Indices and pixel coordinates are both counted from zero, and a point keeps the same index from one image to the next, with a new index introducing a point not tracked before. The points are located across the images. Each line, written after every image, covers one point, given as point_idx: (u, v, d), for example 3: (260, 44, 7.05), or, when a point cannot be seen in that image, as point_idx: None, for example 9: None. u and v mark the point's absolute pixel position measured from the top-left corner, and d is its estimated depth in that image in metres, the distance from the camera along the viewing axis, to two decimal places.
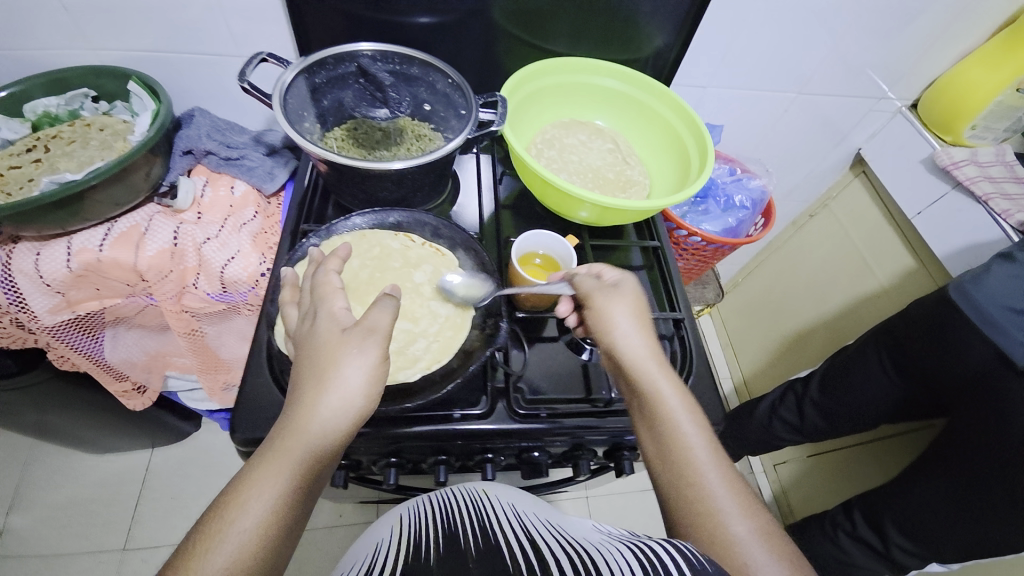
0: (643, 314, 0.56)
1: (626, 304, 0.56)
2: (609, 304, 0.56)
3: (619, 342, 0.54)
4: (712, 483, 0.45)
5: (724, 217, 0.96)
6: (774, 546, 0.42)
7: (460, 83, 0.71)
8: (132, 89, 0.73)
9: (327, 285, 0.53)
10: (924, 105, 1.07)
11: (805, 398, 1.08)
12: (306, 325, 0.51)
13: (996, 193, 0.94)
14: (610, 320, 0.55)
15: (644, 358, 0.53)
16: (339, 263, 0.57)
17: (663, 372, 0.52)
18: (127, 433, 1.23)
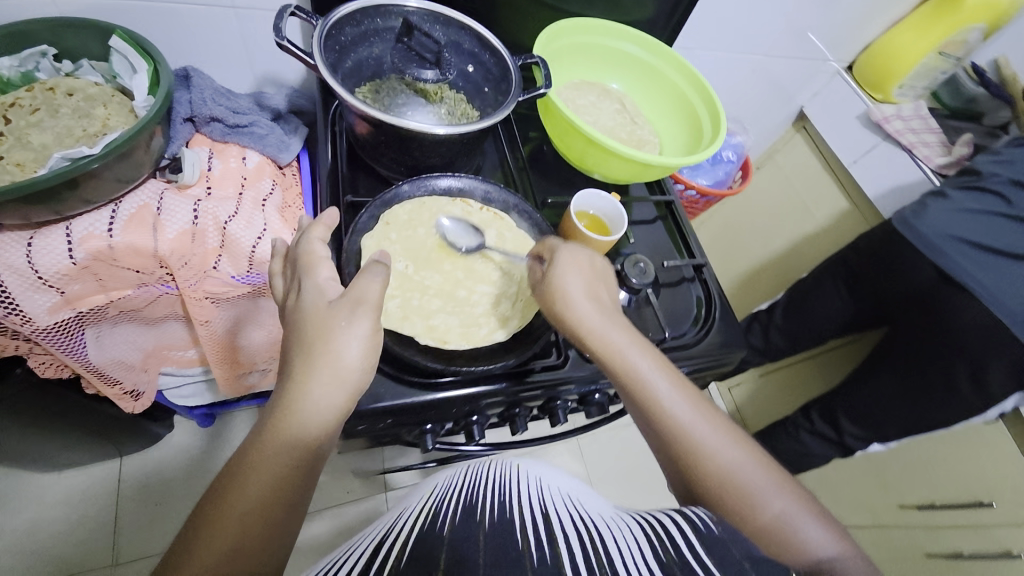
0: (589, 273, 0.56)
1: (577, 272, 0.55)
2: (561, 274, 0.54)
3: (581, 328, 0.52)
4: (726, 460, 0.48)
5: (715, 171, 1.06)
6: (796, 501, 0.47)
7: (492, 41, 0.70)
8: (115, 46, 0.62)
9: (312, 256, 0.53)
10: (860, 66, 1.25)
11: (771, 325, 1.28)
12: (292, 299, 0.50)
13: (918, 142, 1.17)
14: (561, 292, 0.54)
15: (612, 344, 0.52)
16: (325, 231, 0.56)
17: (631, 352, 0.52)
18: (96, 444, 1.10)
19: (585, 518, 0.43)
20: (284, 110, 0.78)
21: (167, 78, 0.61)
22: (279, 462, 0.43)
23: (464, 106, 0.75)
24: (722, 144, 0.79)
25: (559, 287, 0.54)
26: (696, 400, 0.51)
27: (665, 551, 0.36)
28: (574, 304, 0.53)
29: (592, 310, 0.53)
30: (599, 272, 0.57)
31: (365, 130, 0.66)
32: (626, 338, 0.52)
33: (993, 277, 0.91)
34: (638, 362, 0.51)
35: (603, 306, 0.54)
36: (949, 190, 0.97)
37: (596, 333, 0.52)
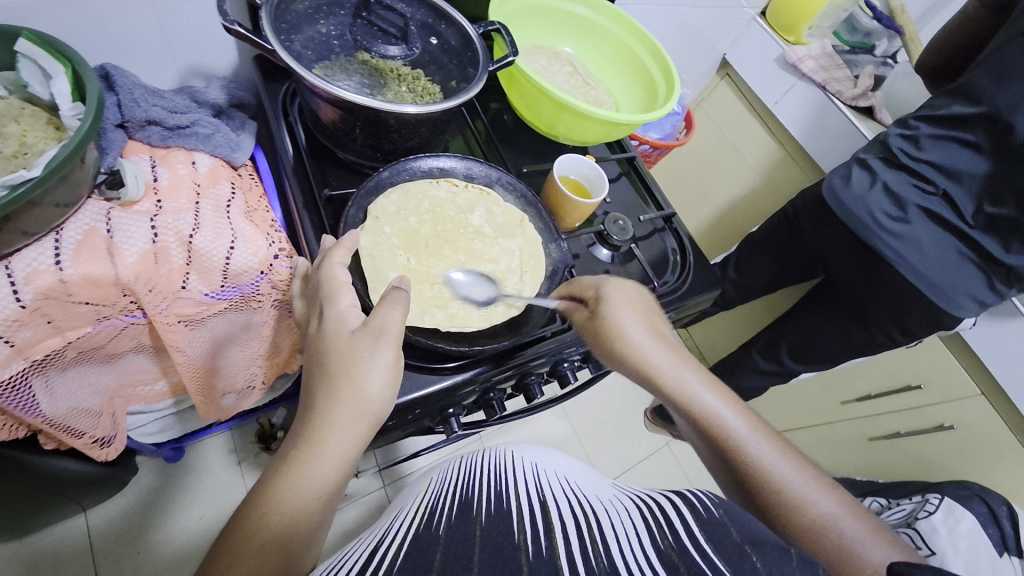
0: (642, 310, 0.58)
1: (630, 308, 0.57)
2: (618, 314, 0.56)
3: (639, 351, 0.55)
4: (786, 473, 0.49)
5: (662, 124, 1.11)
6: (860, 516, 0.47)
7: (446, 9, 0.68)
8: (20, 50, 0.53)
9: (333, 281, 0.50)
10: (774, 12, 1.34)
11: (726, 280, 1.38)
12: (314, 326, 0.49)
13: (828, 79, 1.27)
14: (619, 329, 0.55)
15: (670, 367, 0.54)
16: (347, 252, 0.53)
17: (692, 377, 0.54)
18: (53, 505, 0.98)
19: (585, 502, 0.47)
20: (225, 105, 0.71)
21: (95, 86, 0.54)
22: (298, 500, 0.40)
23: (424, 82, 0.71)
24: (677, 99, 0.83)
25: (617, 323, 0.56)
26: (759, 427, 0.53)
27: (664, 541, 0.39)
28: (629, 331, 0.55)
29: (659, 349, 0.55)
30: (647, 304, 0.60)
31: (332, 116, 0.62)
32: (694, 376, 0.55)
33: (909, 247, 1.01)
34: (709, 403, 0.53)
35: (669, 347, 0.56)
36: (879, 171, 1.05)
37: (665, 372, 0.54)
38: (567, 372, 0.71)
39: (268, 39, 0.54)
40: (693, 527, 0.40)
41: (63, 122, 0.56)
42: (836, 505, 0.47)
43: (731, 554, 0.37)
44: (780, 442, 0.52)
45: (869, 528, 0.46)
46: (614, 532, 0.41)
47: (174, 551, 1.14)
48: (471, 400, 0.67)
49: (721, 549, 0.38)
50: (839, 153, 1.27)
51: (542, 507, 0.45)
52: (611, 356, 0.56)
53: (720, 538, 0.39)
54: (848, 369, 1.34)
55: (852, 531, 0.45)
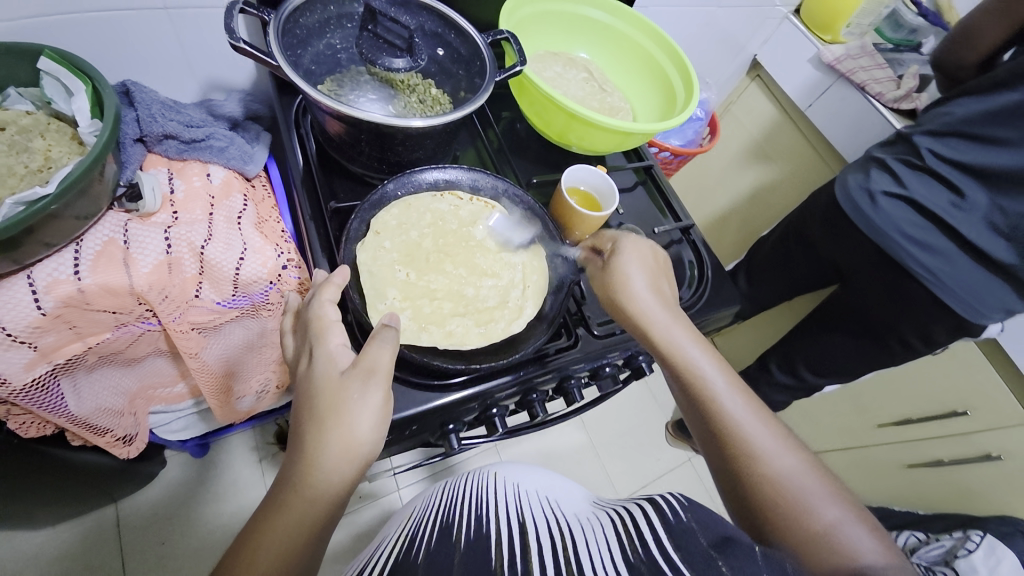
0: (652, 269, 0.62)
1: (637, 265, 0.61)
2: (625, 261, 0.61)
3: (633, 296, 0.59)
4: (749, 426, 0.52)
5: (684, 131, 1.08)
6: (819, 474, 0.50)
7: (457, 20, 0.68)
8: (44, 68, 0.56)
9: (322, 319, 0.51)
10: (808, 9, 1.26)
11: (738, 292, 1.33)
12: (304, 365, 0.50)
13: (869, 80, 1.18)
14: (625, 284, 0.60)
15: (657, 312, 0.59)
16: (336, 288, 0.53)
17: (678, 326, 0.58)
18: (85, 494, 1.04)
19: (566, 521, 0.48)
20: (241, 117, 0.73)
21: (112, 102, 0.56)
22: (282, 535, 0.42)
23: (434, 91, 0.72)
24: (696, 106, 0.80)
25: (621, 276, 0.60)
26: (737, 385, 0.56)
27: (635, 554, 0.40)
28: (630, 274, 0.60)
29: (657, 305, 0.59)
30: (660, 265, 0.64)
31: (338, 129, 0.63)
32: (685, 333, 0.58)
33: (939, 261, 0.95)
34: (696, 359, 0.57)
35: (666, 303, 0.60)
36: (905, 177, 0.98)
37: (659, 325, 0.58)
38: (574, 389, 0.69)
39: (274, 55, 0.55)
40: (661, 536, 0.41)
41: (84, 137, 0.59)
42: (798, 464, 0.50)
43: (697, 561, 0.37)
44: (753, 402, 0.55)
45: (824, 485, 0.49)
46: (588, 546, 0.42)
47: (196, 543, 1.19)
48: (472, 416, 0.66)
49: (687, 554, 0.39)
50: None
51: (518, 529, 0.45)
52: (613, 306, 0.60)
53: (688, 546, 0.40)
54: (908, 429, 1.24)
55: (805, 484, 0.49)
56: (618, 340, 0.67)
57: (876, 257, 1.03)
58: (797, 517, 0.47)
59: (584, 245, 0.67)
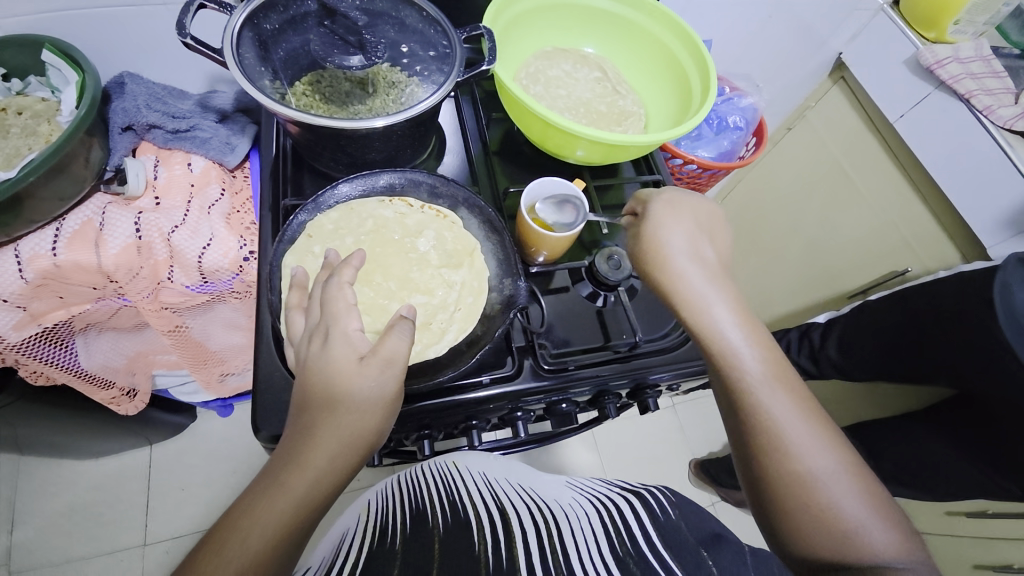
0: (692, 231, 0.57)
1: (677, 231, 0.56)
2: (658, 229, 0.56)
3: (667, 264, 0.54)
4: (785, 418, 0.47)
5: (718, 141, 0.94)
6: (855, 480, 0.46)
7: (438, 18, 0.62)
8: (47, 60, 0.62)
9: (339, 302, 0.50)
10: (909, 1, 1.04)
11: (821, 354, 1.11)
12: (318, 345, 0.48)
13: (979, 89, 0.95)
14: (660, 251, 0.55)
15: (693, 283, 0.53)
16: (353, 271, 0.53)
17: (716, 300, 0.53)
18: (119, 435, 1.19)
19: (543, 511, 0.51)
20: (230, 110, 0.74)
21: (93, 86, 0.61)
22: (267, 518, 0.41)
23: (415, 87, 0.68)
24: (711, 109, 0.69)
25: (656, 246, 0.55)
26: (778, 371, 0.50)
27: (625, 548, 0.45)
28: (665, 244, 0.55)
29: (697, 274, 0.54)
30: (703, 227, 0.58)
31: (295, 133, 0.62)
32: (726, 309, 0.53)
33: None
34: (733, 339, 0.51)
35: (709, 271, 0.55)
36: None
37: (695, 298, 0.53)
38: (518, 423, 0.65)
39: (225, 55, 0.54)
40: (648, 530, 0.47)
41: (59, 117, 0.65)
42: (834, 467, 0.46)
43: (689, 562, 0.42)
44: (796, 390, 0.50)
45: (859, 489, 0.45)
46: (574, 533, 0.47)
47: (210, 494, 1.31)
48: (402, 437, 0.63)
49: (674, 546, 0.45)
50: (980, 191, 0.95)
51: (498, 517, 0.49)
52: (645, 275, 0.56)
53: (674, 541, 0.46)
54: (983, 527, 1.01)
55: (837, 491, 0.45)
56: (568, 376, 0.61)
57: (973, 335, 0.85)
58: (819, 520, 0.44)
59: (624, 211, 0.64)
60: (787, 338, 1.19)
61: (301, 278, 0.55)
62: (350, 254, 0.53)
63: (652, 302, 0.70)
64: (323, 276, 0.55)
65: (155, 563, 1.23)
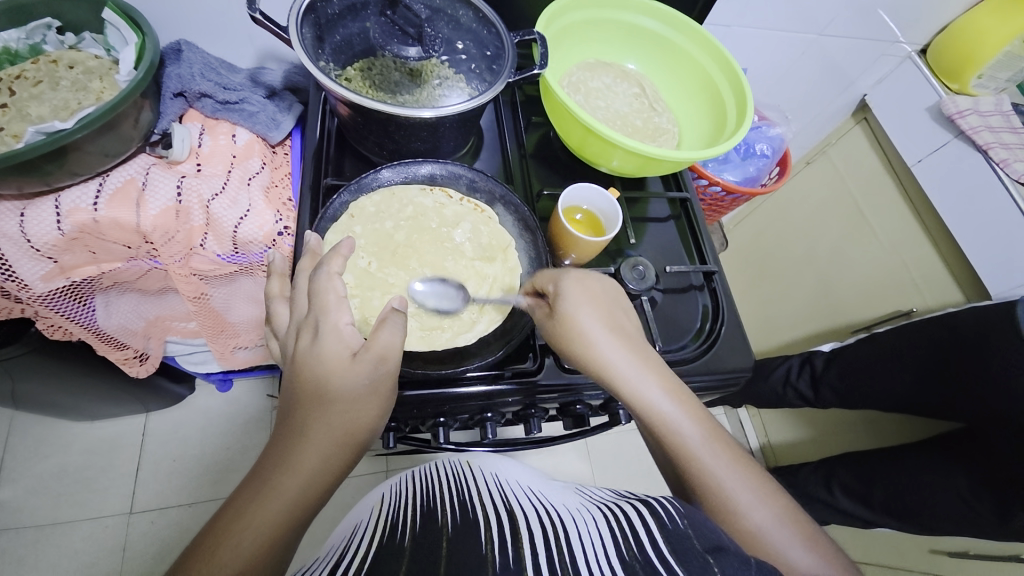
0: (601, 303, 0.55)
1: (590, 306, 0.54)
2: (569, 306, 0.54)
3: (590, 343, 0.53)
4: (722, 477, 0.49)
5: (745, 166, 0.96)
6: (792, 522, 0.48)
7: (493, 18, 0.65)
8: (109, 19, 0.64)
9: (329, 292, 0.50)
10: (934, 51, 1.07)
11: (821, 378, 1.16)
12: (308, 340, 0.49)
13: (996, 142, 0.98)
14: (577, 328, 0.53)
15: (615, 360, 0.52)
16: (344, 260, 0.52)
17: (643, 374, 0.52)
18: (119, 399, 1.19)
19: (551, 511, 0.49)
20: (279, 87, 0.76)
21: (152, 50, 0.62)
22: (265, 518, 0.41)
23: (462, 85, 0.69)
24: (746, 135, 0.71)
25: (573, 322, 0.53)
26: (710, 432, 0.52)
27: (630, 551, 0.40)
28: (582, 320, 0.53)
29: (616, 349, 0.53)
30: (608, 296, 0.57)
31: (345, 114, 0.63)
32: (655, 382, 0.52)
33: None
34: (669, 412, 0.51)
35: (628, 344, 0.54)
36: None
37: (623, 377, 0.52)
38: (532, 420, 0.65)
39: (290, 31, 0.57)
40: (657, 535, 0.42)
41: (116, 78, 0.66)
42: (770, 516, 0.48)
43: (694, 563, 0.38)
44: (734, 452, 0.52)
45: (798, 533, 0.47)
46: (579, 538, 0.43)
47: (201, 468, 1.31)
48: (419, 421, 0.64)
49: (681, 553, 0.39)
50: (990, 238, 0.98)
51: (506, 516, 0.47)
52: (571, 355, 0.54)
53: (683, 548, 0.40)
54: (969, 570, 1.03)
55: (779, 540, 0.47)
56: (586, 379, 0.61)
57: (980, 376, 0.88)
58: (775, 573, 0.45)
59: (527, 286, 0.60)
60: (790, 364, 1.23)
61: (280, 266, 0.57)
62: (340, 243, 0.53)
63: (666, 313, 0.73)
64: (306, 264, 0.54)
65: (139, 533, 1.22)
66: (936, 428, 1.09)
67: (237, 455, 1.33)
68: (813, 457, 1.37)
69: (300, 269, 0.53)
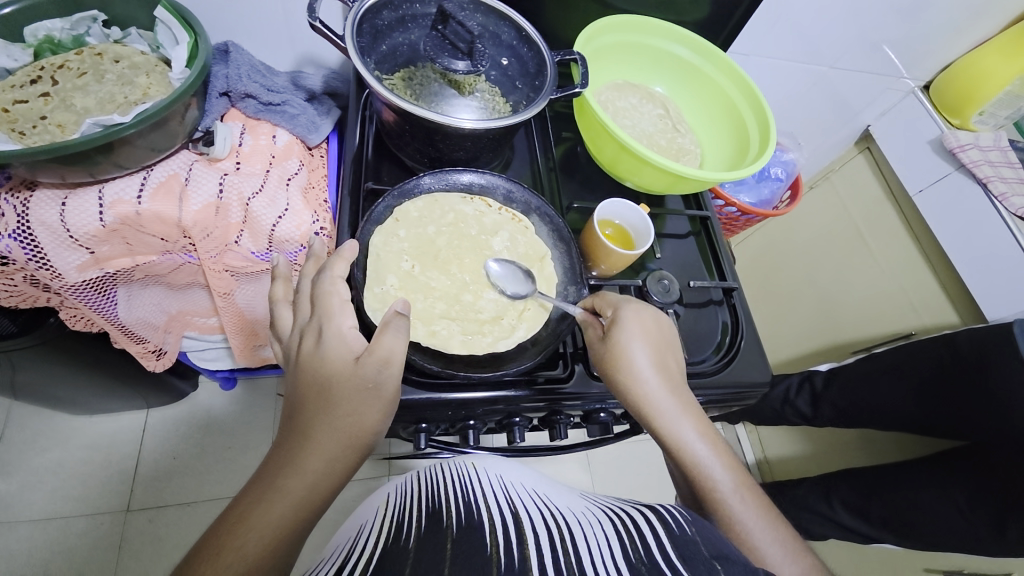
0: (655, 341, 0.57)
1: (644, 343, 0.56)
2: (625, 342, 0.56)
3: (633, 382, 0.55)
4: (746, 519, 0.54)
5: (759, 188, 1.00)
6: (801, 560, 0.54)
7: (535, 37, 0.68)
8: (161, 17, 0.65)
9: (332, 295, 0.50)
10: (937, 89, 1.13)
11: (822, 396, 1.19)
12: (310, 342, 0.49)
13: (995, 176, 1.03)
14: (627, 364, 0.56)
15: (660, 399, 0.55)
16: (346, 264, 0.53)
17: (683, 414, 0.55)
18: (125, 392, 1.18)
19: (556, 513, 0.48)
20: (319, 91, 0.78)
21: (204, 53, 0.63)
22: (272, 518, 0.43)
23: (498, 99, 0.72)
24: (769, 160, 0.74)
25: (627, 357, 0.55)
26: (736, 474, 0.57)
27: (636, 553, 0.41)
28: (632, 359, 0.56)
29: (662, 392, 0.55)
30: (664, 334, 0.59)
31: (390, 119, 0.65)
32: (692, 424, 0.55)
33: None
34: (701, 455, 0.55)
35: (672, 382, 0.56)
36: None
37: (665, 419, 0.55)
38: (558, 427, 0.66)
39: (346, 40, 0.58)
40: (662, 539, 0.44)
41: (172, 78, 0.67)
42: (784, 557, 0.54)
43: (699, 565, 0.40)
44: (756, 495, 0.56)
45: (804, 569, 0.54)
46: (585, 536, 0.44)
47: (201, 467, 1.29)
48: (448, 423, 0.65)
49: (686, 555, 0.42)
50: (987, 266, 1.02)
51: (511, 520, 0.44)
52: (615, 387, 0.57)
53: (689, 552, 0.42)
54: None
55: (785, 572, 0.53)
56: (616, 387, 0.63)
57: (989, 396, 0.92)
58: None
59: (585, 302, 0.63)
60: (788, 383, 1.26)
61: (283, 271, 0.57)
62: (342, 246, 0.54)
63: (688, 326, 0.75)
64: (310, 268, 0.56)
65: (136, 532, 1.19)
66: (931, 447, 1.13)
67: (238, 454, 1.32)
68: (809, 472, 1.40)
69: (304, 273, 0.56)
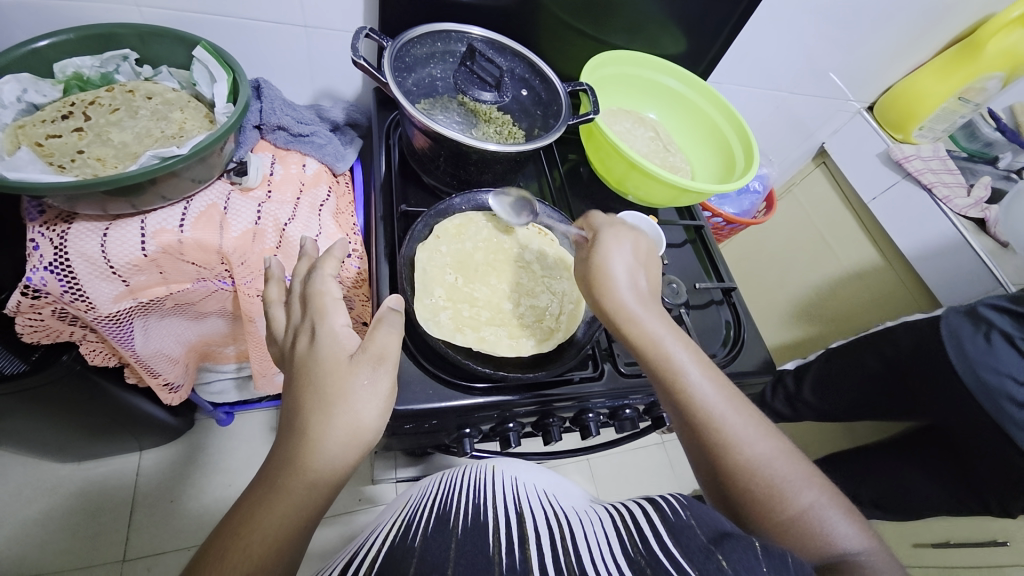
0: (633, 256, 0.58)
1: (620, 256, 0.57)
2: (603, 254, 0.57)
3: (610, 291, 0.55)
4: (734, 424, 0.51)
5: (740, 201, 1.11)
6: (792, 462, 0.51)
7: (546, 70, 0.76)
8: (200, 57, 0.69)
9: (324, 296, 0.49)
10: (880, 109, 1.30)
11: (797, 397, 1.22)
12: (305, 343, 0.47)
13: (937, 182, 1.18)
14: (604, 274, 0.56)
15: (634, 306, 0.55)
16: (336, 264, 0.53)
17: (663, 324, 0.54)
18: (122, 432, 1.13)
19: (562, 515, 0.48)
20: (341, 122, 0.83)
21: (245, 92, 0.67)
22: (275, 520, 0.39)
23: (512, 127, 0.78)
24: (755, 174, 0.83)
25: (605, 274, 0.56)
26: (722, 384, 0.53)
27: (634, 547, 0.39)
28: (607, 267, 0.56)
29: (636, 298, 0.55)
30: (642, 254, 0.59)
31: (422, 144, 0.70)
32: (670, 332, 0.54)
33: None
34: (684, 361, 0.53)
35: (652, 302, 0.56)
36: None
37: (641, 322, 0.54)
38: (590, 424, 0.69)
39: (384, 74, 0.64)
40: (659, 530, 0.41)
41: (215, 116, 0.71)
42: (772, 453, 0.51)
43: (697, 553, 0.37)
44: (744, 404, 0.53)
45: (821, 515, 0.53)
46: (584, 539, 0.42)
47: (201, 507, 1.24)
48: (488, 426, 0.68)
49: (686, 547, 0.39)
50: (938, 260, 1.16)
51: (514, 523, 0.44)
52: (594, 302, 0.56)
53: (686, 540, 0.40)
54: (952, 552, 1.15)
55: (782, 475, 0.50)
56: (641, 383, 0.68)
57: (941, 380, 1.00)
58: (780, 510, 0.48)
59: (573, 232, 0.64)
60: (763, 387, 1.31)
61: (277, 273, 0.55)
62: (333, 246, 0.53)
63: (695, 325, 0.82)
64: (303, 267, 0.55)
65: None
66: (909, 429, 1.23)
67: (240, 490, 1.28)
68: None
69: (298, 273, 0.54)
